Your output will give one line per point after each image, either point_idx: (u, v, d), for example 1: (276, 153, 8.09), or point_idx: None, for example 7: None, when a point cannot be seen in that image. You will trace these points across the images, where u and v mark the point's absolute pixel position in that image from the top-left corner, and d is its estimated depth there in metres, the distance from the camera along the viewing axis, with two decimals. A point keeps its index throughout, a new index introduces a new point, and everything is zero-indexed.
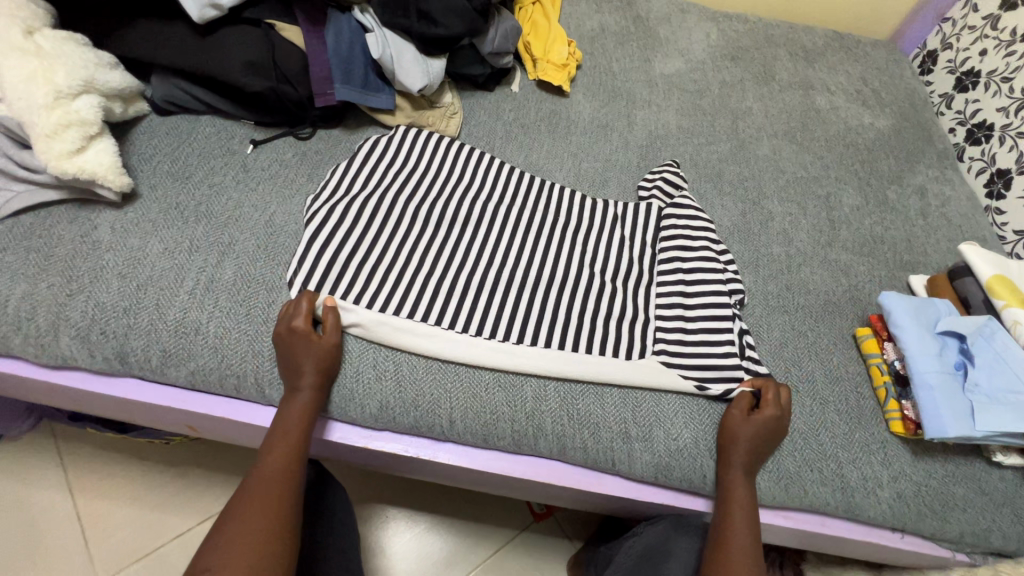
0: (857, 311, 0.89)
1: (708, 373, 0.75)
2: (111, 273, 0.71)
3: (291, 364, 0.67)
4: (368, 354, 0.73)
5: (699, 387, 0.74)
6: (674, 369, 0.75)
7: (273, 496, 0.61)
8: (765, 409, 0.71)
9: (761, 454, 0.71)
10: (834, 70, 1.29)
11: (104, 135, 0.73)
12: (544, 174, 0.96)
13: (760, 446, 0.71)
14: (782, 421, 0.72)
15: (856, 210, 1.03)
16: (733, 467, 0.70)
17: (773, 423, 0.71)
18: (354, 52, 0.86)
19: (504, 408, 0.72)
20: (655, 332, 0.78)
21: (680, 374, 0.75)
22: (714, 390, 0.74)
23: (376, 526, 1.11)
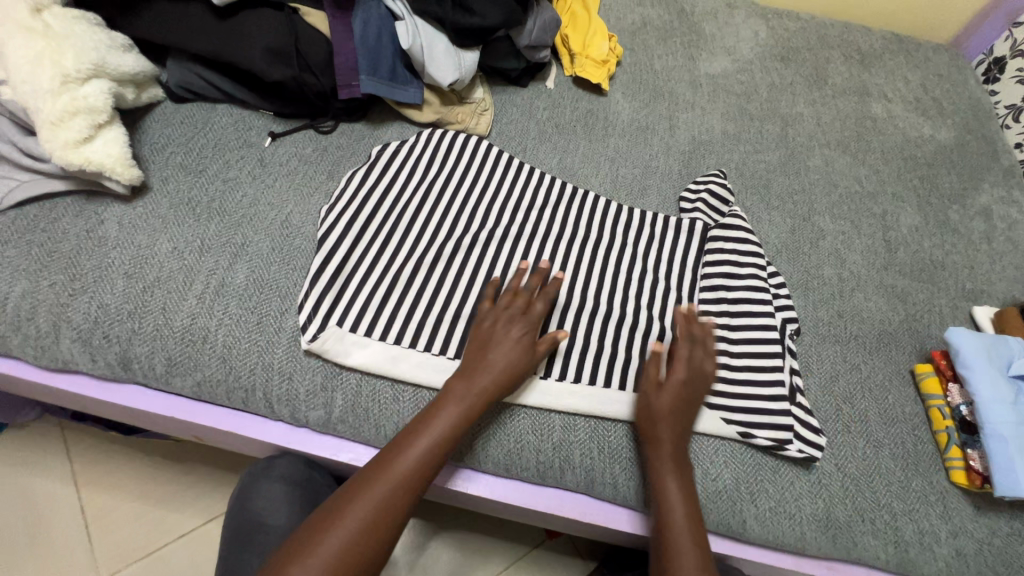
0: (916, 344, 0.82)
1: (753, 419, 0.69)
2: (117, 273, 0.66)
3: (473, 367, 0.63)
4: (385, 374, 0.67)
5: (743, 434, 0.68)
6: (716, 412, 0.69)
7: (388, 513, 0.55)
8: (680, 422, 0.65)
9: (683, 430, 0.64)
10: (892, 75, 1.20)
11: (114, 123, 0.69)
12: (578, 179, 0.89)
13: (677, 413, 0.64)
14: (690, 397, 0.65)
15: (915, 230, 0.95)
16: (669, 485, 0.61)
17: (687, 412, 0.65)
18: (382, 41, 0.80)
19: (530, 438, 0.66)
20: None
21: (722, 418, 0.69)
22: (759, 441, 0.68)
23: None
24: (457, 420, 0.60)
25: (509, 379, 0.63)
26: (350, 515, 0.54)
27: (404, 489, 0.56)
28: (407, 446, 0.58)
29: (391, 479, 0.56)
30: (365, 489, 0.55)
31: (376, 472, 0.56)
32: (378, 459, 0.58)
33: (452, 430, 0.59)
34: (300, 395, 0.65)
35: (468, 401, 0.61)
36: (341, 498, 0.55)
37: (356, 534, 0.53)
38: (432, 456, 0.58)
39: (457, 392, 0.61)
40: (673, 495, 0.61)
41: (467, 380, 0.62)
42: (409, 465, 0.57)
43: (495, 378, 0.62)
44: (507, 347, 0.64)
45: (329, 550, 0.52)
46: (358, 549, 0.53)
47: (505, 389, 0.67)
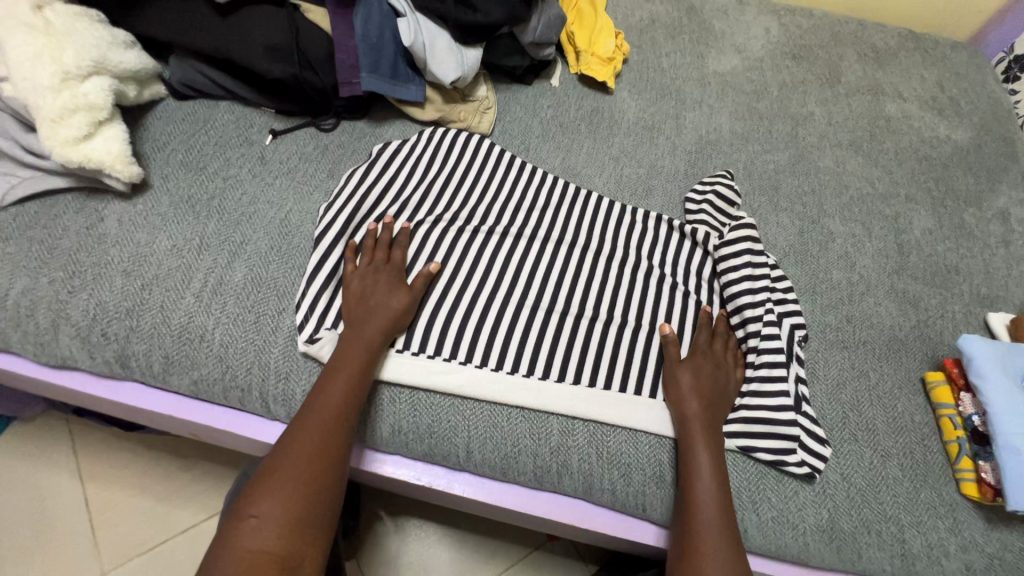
0: (928, 351, 0.79)
1: (754, 431, 0.68)
2: (116, 270, 0.66)
3: (353, 326, 0.64)
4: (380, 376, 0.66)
5: (742, 448, 0.67)
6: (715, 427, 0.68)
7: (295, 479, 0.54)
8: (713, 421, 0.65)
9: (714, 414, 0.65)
10: (907, 74, 1.16)
11: (115, 120, 0.69)
12: (582, 179, 0.88)
13: (710, 401, 0.66)
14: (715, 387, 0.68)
15: (928, 233, 0.92)
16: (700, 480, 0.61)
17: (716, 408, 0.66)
18: (384, 37, 0.79)
19: (527, 442, 0.65)
20: None
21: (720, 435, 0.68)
22: (760, 454, 0.67)
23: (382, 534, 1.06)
24: (351, 382, 0.60)
25: (392, 326, 0.65)
26: (266, 498, 0.53)
27: (314, 460, 0.55)
28: (306, 420, 0.58)
29: (300, 453, 0.55)
30: (278, 469, 0.54)
31: (280, 454, 0.55)
32: (284, 440, 0.57)
33: (347, 392, 0.60)
34: (296, 394, 0.65)
35: (359, 359, 0.62)
36: (254, 486, 0.54)
37: (275, 514, 0.52)
38: (335, 422, 0.58)
39: (346, 353, 0.62)
40: (705, 487, 0.61)
41: (353, 344, 0.62)
42: (308, 435, 0.56)
43: (377, 333, 0.63)
44: (372, 299, 0.65)
45: (251, 538, 0.51)
46: (278, 529, 0.51)
47: (503, 392, 0.66)
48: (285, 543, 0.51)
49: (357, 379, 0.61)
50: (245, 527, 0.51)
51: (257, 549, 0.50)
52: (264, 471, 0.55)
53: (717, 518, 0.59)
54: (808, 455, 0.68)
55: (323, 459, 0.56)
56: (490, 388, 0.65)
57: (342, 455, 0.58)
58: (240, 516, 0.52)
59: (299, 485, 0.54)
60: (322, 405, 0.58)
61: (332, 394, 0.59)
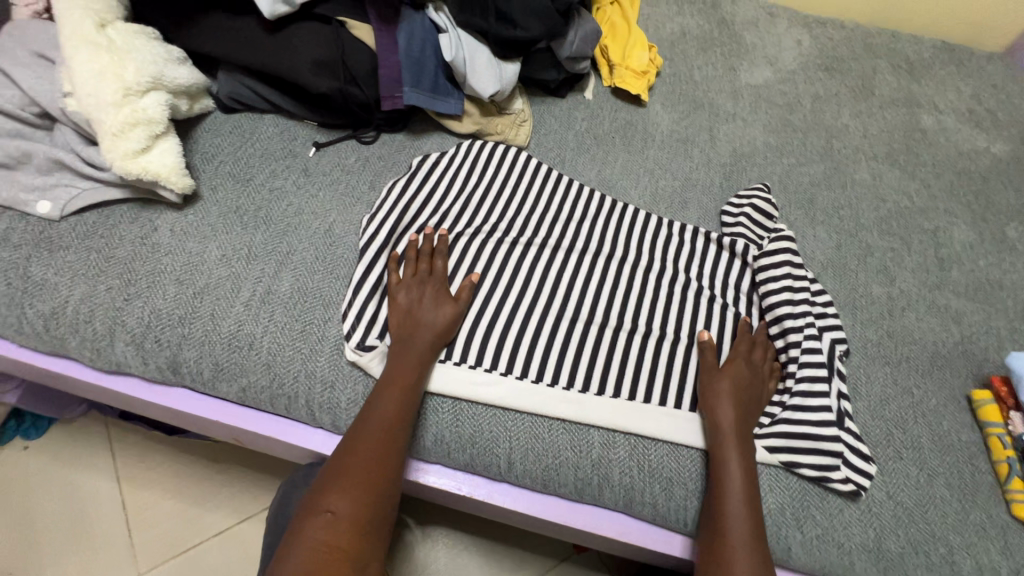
0: (972, 369, 0.78)
1: (798, 447, 0.67)
2: (169, 278, 0.68)
3: (399, 339, 0.65)
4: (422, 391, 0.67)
5: (786, 463, 0.67)
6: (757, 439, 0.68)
7: (360, 480, 0.55)
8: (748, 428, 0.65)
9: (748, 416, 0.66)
10: (943, 86, 1.15)
11: (169, 134, 0.71)
12: (617, 191, 0.88)
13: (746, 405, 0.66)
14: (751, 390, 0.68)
15: (969, 247, 0.91)
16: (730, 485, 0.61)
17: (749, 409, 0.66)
18: (425, 53, 0.81)
19: (568, 454, 0.66)
20: None
21: (763, 447, 0.67)
22: (804, 470, 0.66)
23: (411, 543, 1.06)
24: (407, 390, 0.62)
25: (436, 340, 0.66)
26: (332, 499, 0.54)
27: (374, 463, 0.57)
28: (364, 425, 0.59)
29: (362, 456, 0.57)
30: (342, 471, 0.56)
31: (343, 458, 0.57)
32: (345, 444, 0.58)
33: (401, 399, 0.61)
34: (341, 403, 0.66)
35: (410, 368, 0.63)
36: (320, 488, 0.55)
37: (341, 514, 0.53)
38: (393, 428, 0.59)
39: (397, 363, 0.63)
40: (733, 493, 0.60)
41: (405, 353, 0.64)
42: (368, 439, 0.58)
43: (426, 344, 0.65)
44: (417, 313, 0.67)
45: (317, 536, 0.52)
46: (348, 528, 0.53)
47: (544, 403, 0.66)
48: (352, 542, 0.52)
49: (409, 387, 0.62)
50: (312, 526, 0.52)
51: (324, 547, 0.51)
52: (328, 473, 0.56)
53: (747, 525, 0.58)
54: (853, 472, 0.67)
55: (383, 463, 0.57)
56: (531, 399, 0.66)
57: (399, 460, 0.59)
58: (308, 514, 0.53)
59: (363, 487, 0.55)
60: (379, 411, 0.60)
61: (388, 401, 0.60)
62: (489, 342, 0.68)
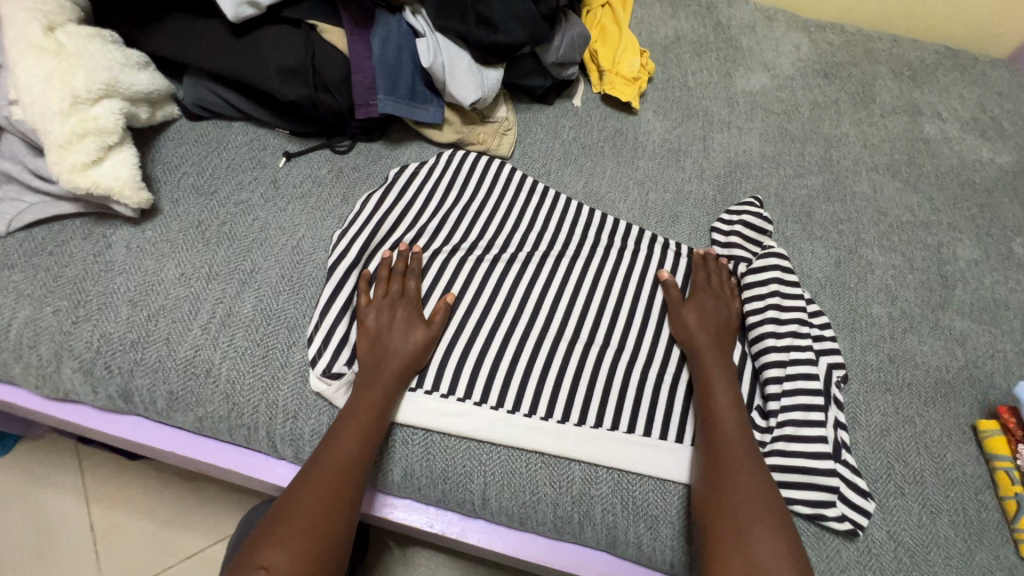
0: (978, 396, 0.74)
1: (792, 480, 0.63)
2: (122, 300, 0.64)
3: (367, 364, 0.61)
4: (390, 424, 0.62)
5: None
6: None
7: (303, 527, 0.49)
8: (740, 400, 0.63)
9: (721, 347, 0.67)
10: (946, 93, 1.11)
11: (125, 144, 0.67)
12: (605, 205, 0.84)
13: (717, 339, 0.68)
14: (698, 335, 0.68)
15: (974, 264, 0.87)
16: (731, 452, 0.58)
17: (727, 344, 0.68)
18: (402, 59, 0.76)
19: (547, 490, 0.61)
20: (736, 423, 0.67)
21: None
22: (798, 507, 0.62)
23: None
24: (368, 426, 0.57)
25: (405, 368, 0.61)
26: (289, 523, 0.49)
27: (335, 489, 0.53)
28: (326, 452, 0.55)
29: (321, 483, 0.52)
30: (300, 497, 0.51)
31: (301, 484, 0.53)
32: (305, 471, 0.54)
33: (365, 426, 0.57)
34: (305, 435, 0.61)
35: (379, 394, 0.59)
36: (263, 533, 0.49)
37: (298, 541, 0.48)
38: (354, 461, 0.55)
39: (364, 389, 0.59)
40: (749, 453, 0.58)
41: (372, 378, 0.60)
42: (331, 464, 0.54)
43: (395, 369, 0.61)
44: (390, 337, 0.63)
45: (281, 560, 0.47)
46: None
47: (521, 435, 0.62)
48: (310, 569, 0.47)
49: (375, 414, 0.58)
50: (271, 552, 0.47)
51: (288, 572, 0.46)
52: (284, 499, 0.51)
53: (756, 501, 0.54)
54: (850, 508, 0.63)
55: (344, 491, 0.53)
56: (508, 432, 0.62)
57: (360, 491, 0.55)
58: (266, 539, 0.48)
59: (324, 514, 0.51)
60: (342, 438, 0.56)
61: (349, 427, 0.57)
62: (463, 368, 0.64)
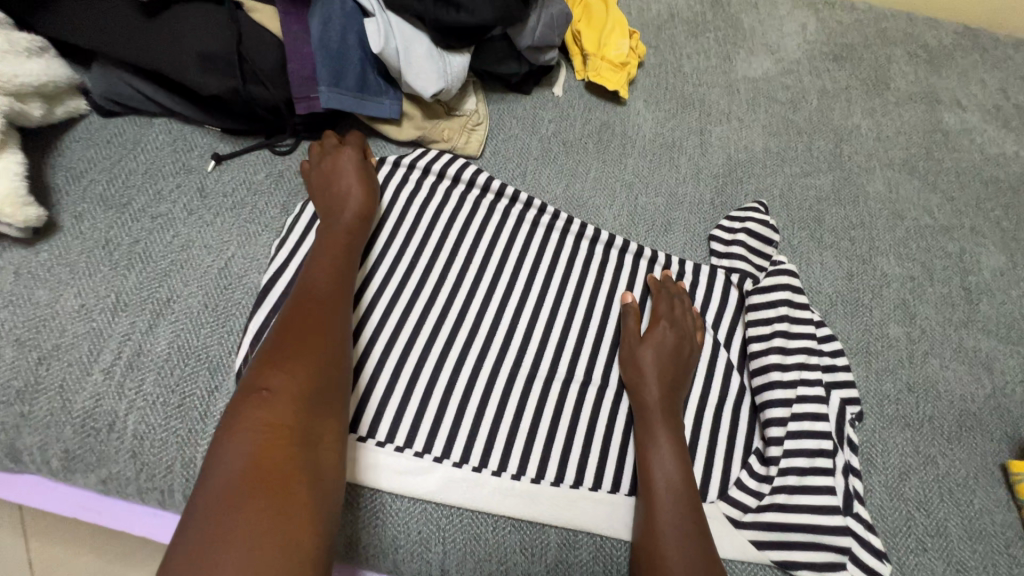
0: (1007, 430, 0.65)
1: (796, 541, 0.54)
2: (6, 339, 0.53)
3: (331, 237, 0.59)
4: None
5: (781, 564, 0.54)
6: (746, 532, 0.55)
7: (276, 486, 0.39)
8: (689, 476, 0.53)
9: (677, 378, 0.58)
10: (966, 78, 1.01)
11: (6, 149, 0.55)
12: (588, 211, 0.74)
13: (672, 370, 0.58)
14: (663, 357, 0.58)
15: (1000, 275, 0.78)
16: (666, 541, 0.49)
17: (680, 387, 0.58)
18: (347, 43, 0.65)
19: (517, 559, 0.52)
20: (733, 471, 0.58)
21: (754, 542, 0.54)
22: (803, 572, 0.54)
23: None
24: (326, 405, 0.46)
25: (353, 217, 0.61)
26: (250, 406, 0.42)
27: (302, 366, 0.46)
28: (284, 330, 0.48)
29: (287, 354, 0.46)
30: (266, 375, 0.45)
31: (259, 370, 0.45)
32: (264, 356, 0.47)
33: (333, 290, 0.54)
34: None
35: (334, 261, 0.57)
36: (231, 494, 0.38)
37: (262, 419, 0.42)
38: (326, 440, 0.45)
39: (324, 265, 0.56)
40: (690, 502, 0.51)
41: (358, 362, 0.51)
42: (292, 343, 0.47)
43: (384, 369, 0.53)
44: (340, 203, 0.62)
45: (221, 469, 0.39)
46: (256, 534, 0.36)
47: (489, 494, 0.53)
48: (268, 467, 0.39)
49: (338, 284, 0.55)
50: (222, 452, 0.40)
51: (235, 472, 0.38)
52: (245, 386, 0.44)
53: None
54: (862, 572, 0.54)
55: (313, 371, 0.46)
56: (473, 489, 0.53)
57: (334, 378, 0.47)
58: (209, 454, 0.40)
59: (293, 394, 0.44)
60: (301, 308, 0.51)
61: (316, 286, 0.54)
62: (424, 414, 0.55)
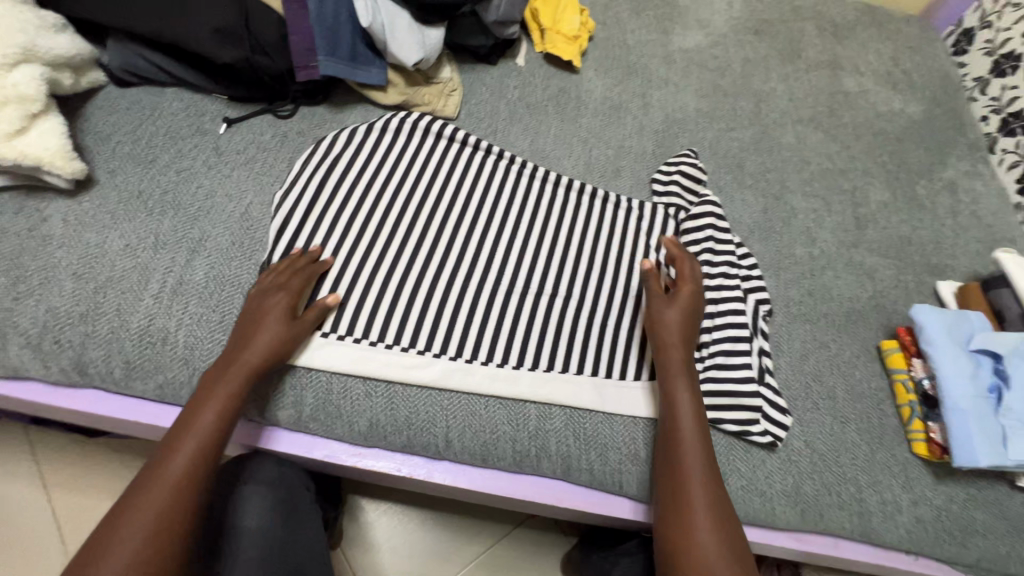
0: (883, 321, 0.83)
1: (721, 403, 0.70)
2: (65, 273, 0.63)
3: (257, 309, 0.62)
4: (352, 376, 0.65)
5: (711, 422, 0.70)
6: None
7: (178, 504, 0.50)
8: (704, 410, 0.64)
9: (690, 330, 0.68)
10: (864, 48, 1.19)
11: (50, 112, 0.64)
12: (550, 162, 0.87)
13: (690, 322, 0.68)
14: (686, 310, 0.68)
15: (883, 206, 0.96)
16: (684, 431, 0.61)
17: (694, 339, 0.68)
18: (340, 19, 0.75)
19: (506, 429, 0.66)
20: None
21: None
22: (727, 425, 0.70)
23: (352, 516, 1.02)
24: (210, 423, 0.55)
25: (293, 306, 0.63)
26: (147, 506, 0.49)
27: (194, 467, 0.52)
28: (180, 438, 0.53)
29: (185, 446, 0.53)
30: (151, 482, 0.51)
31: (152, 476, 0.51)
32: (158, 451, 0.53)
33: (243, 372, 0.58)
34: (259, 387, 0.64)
35: (274, 338, 0.60)
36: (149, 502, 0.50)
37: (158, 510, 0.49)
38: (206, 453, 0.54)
39: (247, 344, 0.59)
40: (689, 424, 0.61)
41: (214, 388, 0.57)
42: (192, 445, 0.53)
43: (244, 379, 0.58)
44: (270, 288, 0.64)
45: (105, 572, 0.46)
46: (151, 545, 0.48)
47: (481, 380, 0.66)
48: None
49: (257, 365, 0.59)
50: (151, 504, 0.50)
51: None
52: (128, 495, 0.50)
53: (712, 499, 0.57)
54: (769, 424, 0.71)
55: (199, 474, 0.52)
56: (469, 376, 0.66)
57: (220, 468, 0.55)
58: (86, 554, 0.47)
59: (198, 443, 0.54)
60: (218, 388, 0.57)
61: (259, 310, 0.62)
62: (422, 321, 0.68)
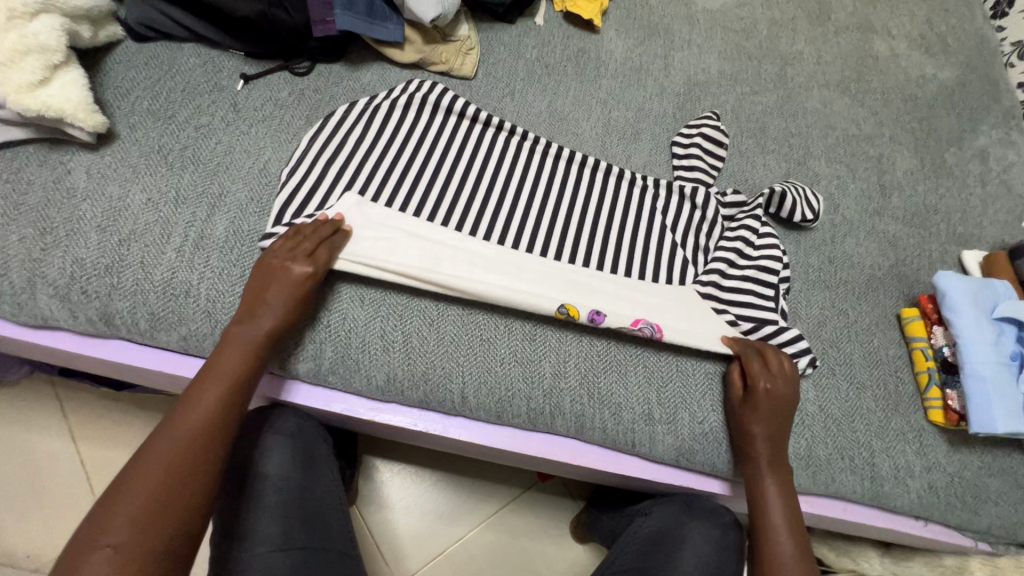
0: (905, 290, 0.82)
1: (741, 310, 0.72)
2: (90, 226, 0.64)
3: (253, 289, 0.61)
4: (374, 323, 0.67)
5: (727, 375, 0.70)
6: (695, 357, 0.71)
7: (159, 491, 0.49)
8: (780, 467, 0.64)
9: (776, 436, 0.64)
10: (898, 10, 1.13)
11: (71, 64, 0.65)
12: (568, 123, 0.86)
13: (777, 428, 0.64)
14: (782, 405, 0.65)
15: (910, 173, 0.93)
16: (759, 445, 0.64)
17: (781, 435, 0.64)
18: None
19: (520, 384, 0.67)
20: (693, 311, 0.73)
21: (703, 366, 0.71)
22: (752, 317, 0.72)
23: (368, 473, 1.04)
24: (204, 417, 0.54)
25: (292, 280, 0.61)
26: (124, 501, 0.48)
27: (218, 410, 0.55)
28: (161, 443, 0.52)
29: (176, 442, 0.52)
30: (144, 458, 0.51)
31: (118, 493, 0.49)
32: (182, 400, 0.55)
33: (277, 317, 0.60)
34: None
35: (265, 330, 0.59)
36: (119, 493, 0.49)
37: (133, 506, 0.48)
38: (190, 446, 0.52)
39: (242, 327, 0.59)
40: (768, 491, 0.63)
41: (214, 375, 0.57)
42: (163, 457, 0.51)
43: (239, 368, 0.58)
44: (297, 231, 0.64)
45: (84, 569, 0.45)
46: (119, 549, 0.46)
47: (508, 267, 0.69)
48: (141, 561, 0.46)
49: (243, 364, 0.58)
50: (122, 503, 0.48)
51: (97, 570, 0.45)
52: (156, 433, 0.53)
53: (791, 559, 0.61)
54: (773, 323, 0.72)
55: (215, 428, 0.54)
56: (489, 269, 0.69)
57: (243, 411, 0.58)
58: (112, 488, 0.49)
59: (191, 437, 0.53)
60: (235, 354, 0.58)
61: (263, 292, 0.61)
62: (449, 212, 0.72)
